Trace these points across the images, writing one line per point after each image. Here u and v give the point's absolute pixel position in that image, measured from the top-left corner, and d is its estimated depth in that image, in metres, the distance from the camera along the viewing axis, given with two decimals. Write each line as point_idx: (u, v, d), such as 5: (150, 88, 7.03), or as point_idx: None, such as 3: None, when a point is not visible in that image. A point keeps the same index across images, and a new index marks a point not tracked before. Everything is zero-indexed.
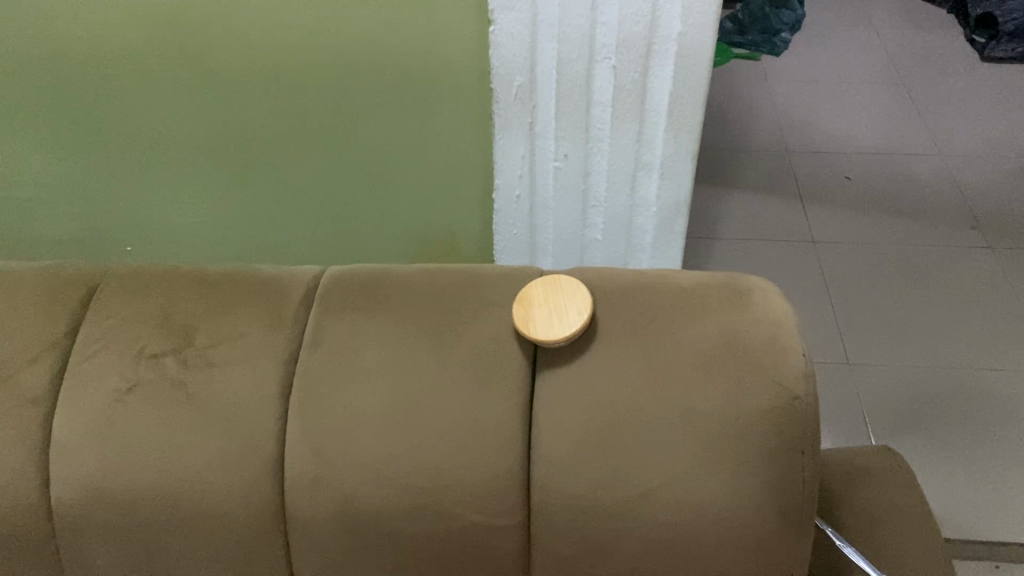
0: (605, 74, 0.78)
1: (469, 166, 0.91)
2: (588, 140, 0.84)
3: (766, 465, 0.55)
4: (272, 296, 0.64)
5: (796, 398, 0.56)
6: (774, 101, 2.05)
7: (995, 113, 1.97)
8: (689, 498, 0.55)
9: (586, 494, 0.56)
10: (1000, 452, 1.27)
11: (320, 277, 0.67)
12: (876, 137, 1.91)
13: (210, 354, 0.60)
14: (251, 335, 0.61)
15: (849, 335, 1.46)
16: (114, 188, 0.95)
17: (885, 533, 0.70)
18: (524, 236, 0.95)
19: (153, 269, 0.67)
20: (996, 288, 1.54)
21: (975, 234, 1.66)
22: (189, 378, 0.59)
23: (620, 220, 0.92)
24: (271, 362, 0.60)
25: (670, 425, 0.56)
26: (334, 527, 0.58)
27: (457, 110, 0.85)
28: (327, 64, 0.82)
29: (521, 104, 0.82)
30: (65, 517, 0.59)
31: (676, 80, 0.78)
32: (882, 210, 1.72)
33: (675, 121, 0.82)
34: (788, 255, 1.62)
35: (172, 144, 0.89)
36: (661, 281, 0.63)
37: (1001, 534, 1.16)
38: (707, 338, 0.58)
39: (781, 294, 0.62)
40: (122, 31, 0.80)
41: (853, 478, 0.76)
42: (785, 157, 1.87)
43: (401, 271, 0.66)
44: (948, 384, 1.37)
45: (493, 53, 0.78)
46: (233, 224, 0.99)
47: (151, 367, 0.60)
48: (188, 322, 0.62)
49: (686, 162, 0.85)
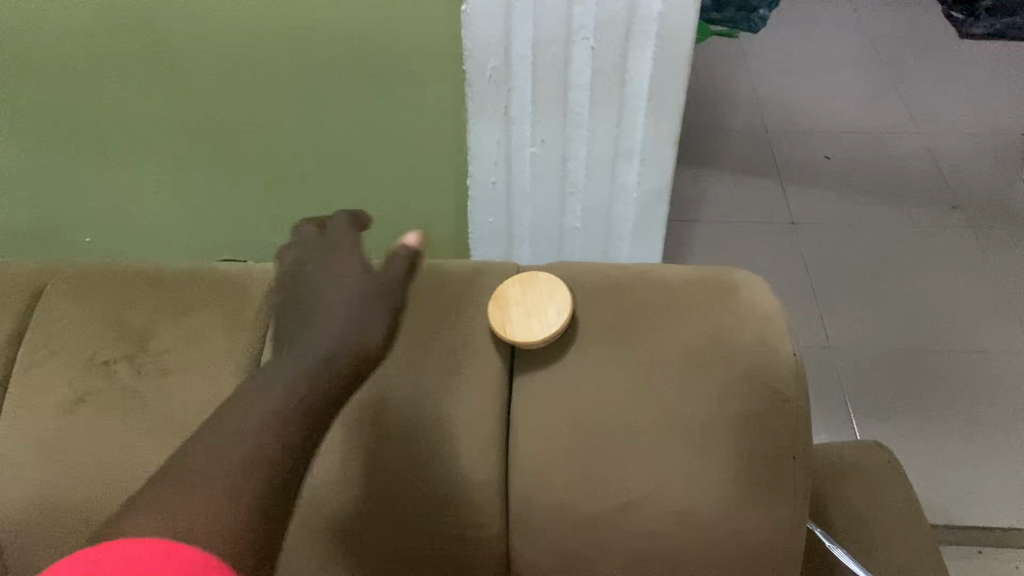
0: (584, 55, 0.75)
1: (442, 154, 0.88)
2: (566, 125, 0.81)
3: (752, 470, 0.53)
4: (231, 297, 0.60)
5: (786, 399, 0.54)
6: (751, 79, 2.02)
7: (975, 91, 1.95)
8: (673, 507, 0.53)
9: (567, 503, 0.54)
10: (984, 435, 1.26)
11: (283, 273, 0.63)
12: (856, 115, 1.89)
13: (166, 361, 0.57)
14: (209, 341, 0.57)
15: (830, 319, 1.44)
16: (71, 181, 0.90)
17: (874, 529, 0.68)
18: (501, 224, 0.92)
19: (103, 268, 0.63)
20: (977, 268, 1.53)
21: (956, 213, 1.65)
22: (143, 386, 0.56)
23: (600, 208, 0.88)
24: (231, 369, 0.56)
25: (654, 430, 0.53)
26: (300, 537, 0.55)
27: (429, 94, 0.82)
28: (291, 45, 0.77)
29: (496, 87, 0.78)
30: (11, 537, 0.55)
31: (657, 62, 0.75)
32: (862, 189, 1.70)
33: (655, 105, 0.78)
34: (769, 237, 1.60)
35: (129, 135, 0.85)
36: (644, 275, 0.60)
37: (984, 519, 1.16)
38: (692, 337, 0.55)
39: (766, 285, 0.60)
40: (71, 14, 0.75)
41: (841, 472, 0.74)
42: (764, 136, 1.84)
43: (370, 264, 0.63)
44: (930, 366, 1.36)
45: (466, 34, 0.75)
46: (197, 215, 0.94)
47: (103, 375, 0.56)
48: (143, 325, 0.58)
49: (666, 147, 0.82)
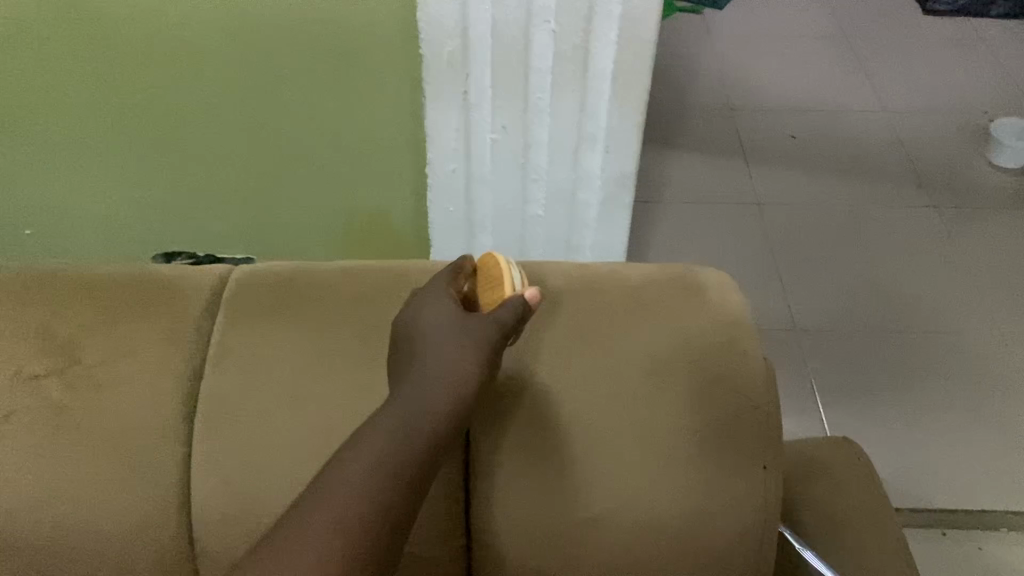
0: (544, 37, 0.72)
1: (398, 140, 0.84)
2: (526, 110, 0.77)
3: (720, 481, 0.51)
4: (170, 303, 0.56)
5: (757, 405, 0.52)
6: (716, 57, 2.00)
7: (938, 69, 1.95)
8: (642, 520, 0.51)
9: (530, 518, 0.51)
10: (949, 417, 1.26)
11: (229, 274, 0.60)
12: (820, 93, 1.88)
13: (99, 374, 0.53)
14: (146, 353, 0.54)
15: (795, 300, 1.43)
16: (10, 165, 0.86)
17: (845, 529, 0.67)
18: (461, 213, 0.89)
19: (33, 271, 0.59)
20: (941, 248, 1.53)
21: (920, 192, 1.64)
22: (74, 402, 0.52)
23: (563, 195, 0.85)
24: (171, 378, 0.53)
25: (621, 438, 0.51)
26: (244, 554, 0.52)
27: (383, 74, 0.78)
28: (236, 24, 0.74)
29: (453, 70, 0.75)
30: None
31: (621, 45, 0.72)
32: (827, 168, 1.69)
33: (619, 90, 0.75)
34: (733, 216, 1.59)
35: (69, 116, 0.81)
36: (609, 276, 0.58)
37: (949, 500, 1.15)
38: (659, 341, 0.53)
39: (735, 285, 0.58)
40: None
41: (813, 474, 0.72)
42: (728, 115, 1.83)
43: (320, 265, 0.60)
44: (895, 347, 1.35)
45: (421, 15, 0.71)
46: (141, 202, 0.90)
47: (31, 391, 0.52)
48: (74, 335, 0.54)
49: (630, 134, 0.79)
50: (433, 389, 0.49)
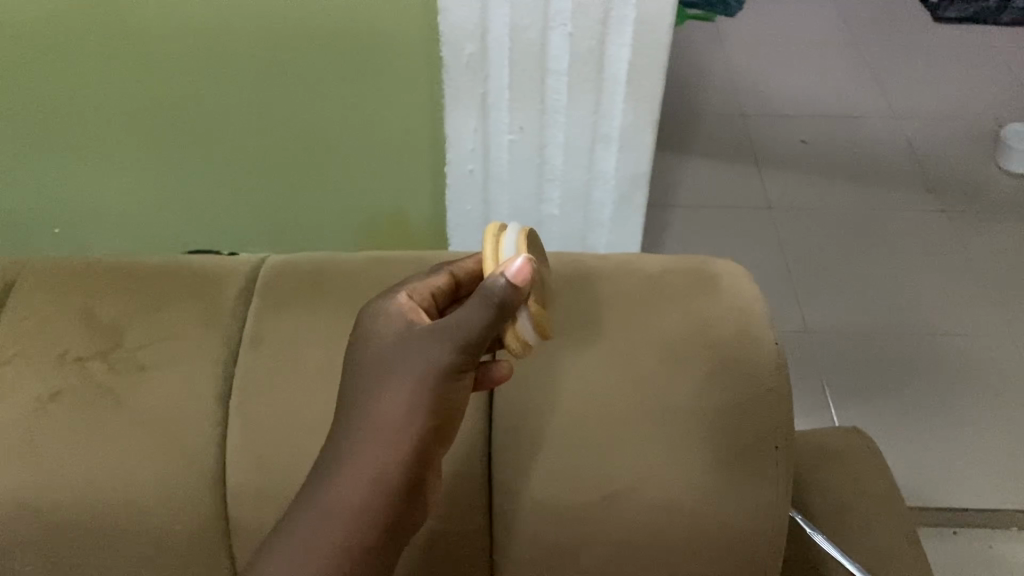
0: (560, 41, 0.74)
1: (418, 140, 0.87)
2: (542, 111, 0.80)
3: (732, 461, 0.53)
4: (207, 291, 0.59)
5: (768, 389, 0.54)
6: (728, 64, 2.02)
7: (949, 76, 1.96)
8: (658, 497, 0.53)
9: (550, 495, 0.54)
10: (959, 418, 1.27)
11: (260, 265, 0.62)
12: (832, 100, 1.90)
13: (141, 356, 0.56)
14: (185, 337, 0.56)
15: (807, 303, 1.45)
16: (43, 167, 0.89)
17: (855, 515, 0.68)
18: (479, 212, 0.92)
19: (74, 262, 0.61)
20: (952, 252, 1.54)
21: (931, 197, 1.66)
22: (117, 383, 0.55)
23: (578, 194, 0.88)
24: (208, 362, 0.56)
25: (636, 420, 0.53)
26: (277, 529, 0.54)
27: (405, 78, 0.81)
28: (262, 30, 0.77)
29: (472, 73, 0.77)
30: None
31: (635, 49, 0.74)
32: (838, 174, 1.71)
33: (633, 92, 0.77)
34: (746, 221, 1.61)
35: (101, 118, 0.84)
36: (625, 267, 0.60)
37: (960, 500, 1.17)
38: (674, 330, 0.56)
39: (748, 277, 0.60)
40: None
41: (824, 463, 0.74)
42: (740, 121, 1.85)
43: (348, 256, 0.62)
44: (906, 349, 1.37)
45: (442, 20, 0.74)
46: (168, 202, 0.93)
47: (76, 372, 0.55)
48: (117, 321, 0.57)
49: (643, 135, 0.81)
50: (396, 408, 0.47)
